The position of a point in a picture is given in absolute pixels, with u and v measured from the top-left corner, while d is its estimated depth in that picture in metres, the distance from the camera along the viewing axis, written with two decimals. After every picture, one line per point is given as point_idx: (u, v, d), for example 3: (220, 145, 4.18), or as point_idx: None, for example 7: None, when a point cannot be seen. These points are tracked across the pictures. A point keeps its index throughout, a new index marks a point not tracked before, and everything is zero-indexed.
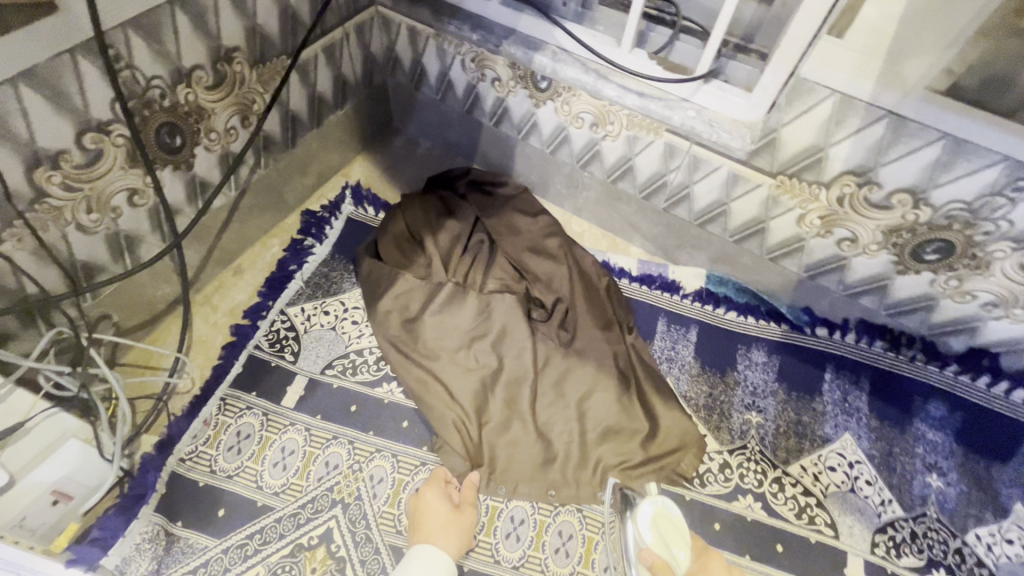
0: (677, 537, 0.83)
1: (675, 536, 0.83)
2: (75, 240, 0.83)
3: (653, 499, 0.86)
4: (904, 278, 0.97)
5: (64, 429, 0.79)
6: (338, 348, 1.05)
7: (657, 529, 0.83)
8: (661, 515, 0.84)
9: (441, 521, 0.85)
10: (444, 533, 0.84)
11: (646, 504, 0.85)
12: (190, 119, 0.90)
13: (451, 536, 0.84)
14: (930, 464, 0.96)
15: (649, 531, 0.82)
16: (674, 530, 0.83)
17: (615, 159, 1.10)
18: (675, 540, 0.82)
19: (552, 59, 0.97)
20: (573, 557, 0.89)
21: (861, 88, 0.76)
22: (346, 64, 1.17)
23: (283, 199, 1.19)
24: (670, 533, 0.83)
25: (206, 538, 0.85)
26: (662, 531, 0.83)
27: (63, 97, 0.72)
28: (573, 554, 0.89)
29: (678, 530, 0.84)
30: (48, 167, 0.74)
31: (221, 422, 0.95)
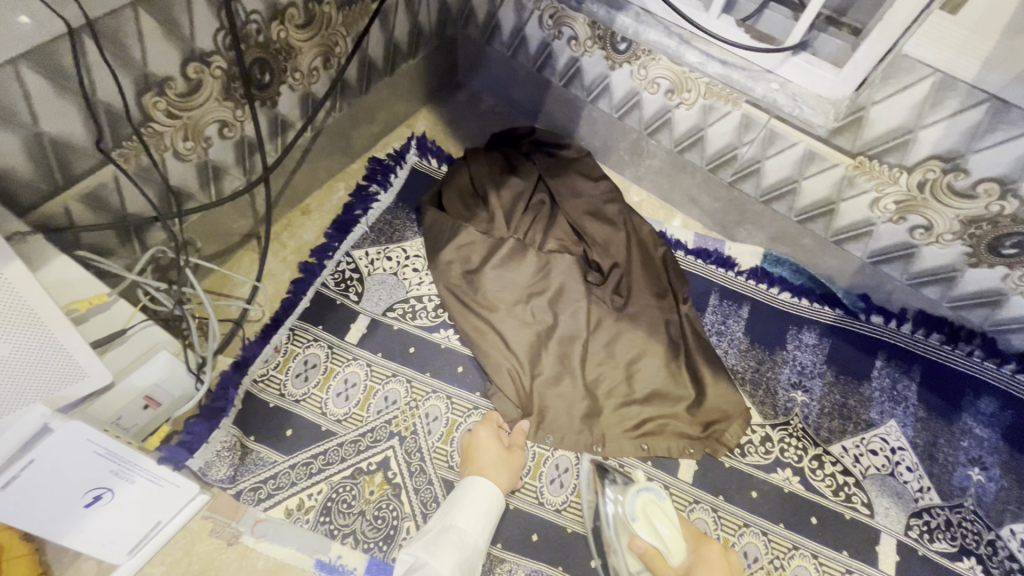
0: (665, 521, 0.88)
1: (663, 518, 0.88)
2: (171, 165, 0.87)
3: (642, 487, 0.90)
4: (975, 271, 0.95)
5: (154, 342, 0.84)
6: (398, 293, 1.09)
7: (646, 514, 0.88)
8: (650, 502, 0.89)
9: (492, 455, 0.91)
10: (495, 468, 0.89)
11: (636, 493, 0.89)
12: (279, 56, 0.92)
13: (501, 471, 0.90)
14: (973, 457, 0.97)
15: (638, 520, 0.88)
16: (662, 513, 0.88)
17: (687, 128, 1.09)
18: (662, 523, 0.87)
19: (636, 20, 0.94)
20: None
21: (966, 69, 0.74)
22: (422, 12, 1.17)
23: (352, 145, 1.22)
24: (657, 516, 0.88)
25: (276, 454, 0.93)
26: (650, 515, 0.88)
27: (174, 24, 0.75)
28: None
29: (665, 512, 0.88)
30: (155, 93, 0.78)
31: (290, 350, 1.01)
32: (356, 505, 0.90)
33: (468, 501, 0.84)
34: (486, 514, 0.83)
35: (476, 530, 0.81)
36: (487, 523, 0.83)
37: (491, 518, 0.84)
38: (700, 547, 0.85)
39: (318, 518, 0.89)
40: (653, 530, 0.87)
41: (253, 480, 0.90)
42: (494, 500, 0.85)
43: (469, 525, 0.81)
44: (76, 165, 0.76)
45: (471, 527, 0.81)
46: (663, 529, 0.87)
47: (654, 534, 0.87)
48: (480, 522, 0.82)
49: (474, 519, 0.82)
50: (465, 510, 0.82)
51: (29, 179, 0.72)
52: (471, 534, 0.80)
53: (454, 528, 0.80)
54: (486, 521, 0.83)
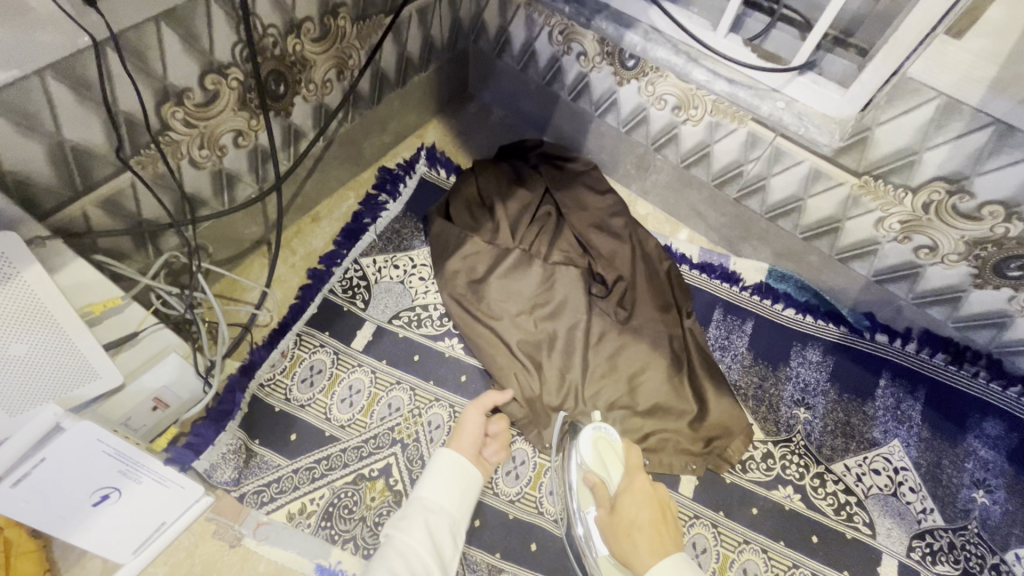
0: (614, 457, 0.86)
1: (613, 455, 0.86)
2: (187, 173, 0.89)
3: (595, 425, 0.88)
4: (980, 292, 0.95)
5: (165, 344, 0.86)
6: (404, 301, 1.11)
7: (597, 448, 0.86)
8: (602, 439, 0.87)
9: (454, 428, 0.93)
10: (457, 436, 0.91)
11: (588, 429, 0.87)
12: (294, 69, 0.95)
13: (464, 437, 0.91)
14: (978, 480, 0.96)
15: (590, 454, 0.86)
16: (614, 450, 0.86)
17: (693, 144, 1.10)
18: (612, 460, 0.85)
19: (644, 38, 0.97)
20: None
21: (971, 93, 0.74)
22: (435, 26, 1.20)
23: (362, 154, 1.25)
24: (608, 452, 0.86)
25: (280, 458, 0.94)
26: (602, 452, 0.86)
27: (194, 38, 0.77)
28: None
29: (616, 452, 0.86)
30: (174, 102, 0.80)
31: (297, 355, 1.03)
32: (357, 511, 0.91)
33: (431, 472, 0.85)
34: (453, 481, 0.84)
35: (444, 497, 0.82)
36: (456, 488, 0.84)
37: (461, 482, 0.85)
38: (638, 473, 0.82)
39: (319, 523, 0.90)
40: (602, 464, 0.85)
41: (257, 483, 0.91)
42: (460, 466, 0.86)
43: (436, 494, 0.83)
44: (96, 172, 0.78)
45: (438, 495, 0.82)
46: (612, 462, 0.85)
47: (603, 469, 0.85)
48: (446, 489, 0.83)
49: (440, 488, 0.83)
50: (428, 481, 0.84)
51: (51, 185, 0.74)
52: (439, 503, 0.82)
53: (420, 500, 0.82)
54: (454, 487, 0.84)
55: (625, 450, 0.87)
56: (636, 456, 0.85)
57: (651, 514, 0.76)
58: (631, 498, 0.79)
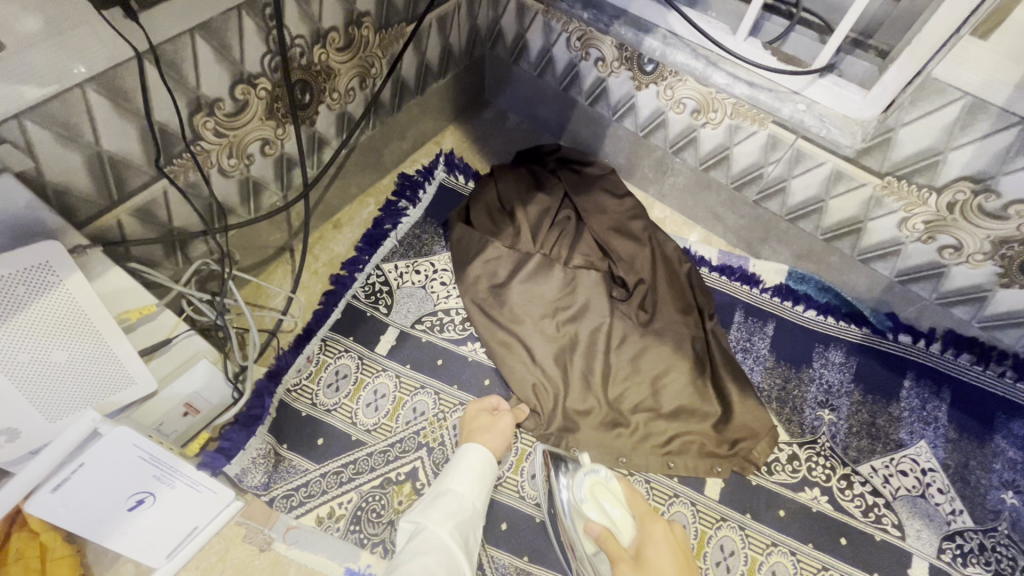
0: (611, 497, 0.84)
1: (610, 497, 0.84)
2: (216, 182, 0.91)
3: (589, 468, 0.88)
4: (1006, 291, 0.95)
5: (196, 350, 0.87)
6: (427, 306, 1.12)
7: (594, 494, 0.85)
8: (597, 485, 0.86)
9: (482, 424, 0.94)
10: (486, 434, 0.92)
11: (582, 475, 0.87)
12: (320, 78, 0.97)
13: (493, 436, 0.92)
14: (1006, 481, 0.96)
15: (588, 501, 0.84)
16: (613, 495, 0.85)
17: (712, 147, 1.10)
18: (611, 501, 0.84)
19: (663, 42, 0.98)
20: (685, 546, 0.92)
21: (998, 92, 0.75)
22: (453, 34, 1.21)
23: (382, 161, 1.26)
24: (605, 496, 0.84)
25: (308, 462, 0.95)
26: (599, 496, 0.84)
27: (226, 49, 0.78)
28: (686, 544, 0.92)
29: (613, 493, 0.85)
30: (206, 112, 0.82)
31: (322, 360, 1.04)
32: (385, 515, 0.91)
33: (461, 468, 0.87)
34: (480, 477, 0.87)
35: (471, 491, 0.85)
36: (483, 486, 0.86)
37: (486, 482, 0.87)
38: (647, 519, 0.81)
39: (348, 527, 0.90)
40: (603, 512, 0.83)
41: (286, 488, 0.92)
42: (486, 463, 0.89)
43: (465, 489, 0.85)
44: (130, 181, 0.80)
45: (466, 490, 0.85)
46: (613, 508, 0.83)
47: (604, 515, 0.83)
48: (474, 484, 0.86)
49: (469, 483, 0.85)
50: (458, 475, 0.86)
51: (88, 195, 0.76)
52: (467, 497, 0.84)
53: (450, 492, 0.84)
54: (480, 482, 0.86)
55: (624, 496, 0.85)
56: (638, 502, 0.85)
57: (672, 559, 0.73)
58: (649, 546, 0.76)
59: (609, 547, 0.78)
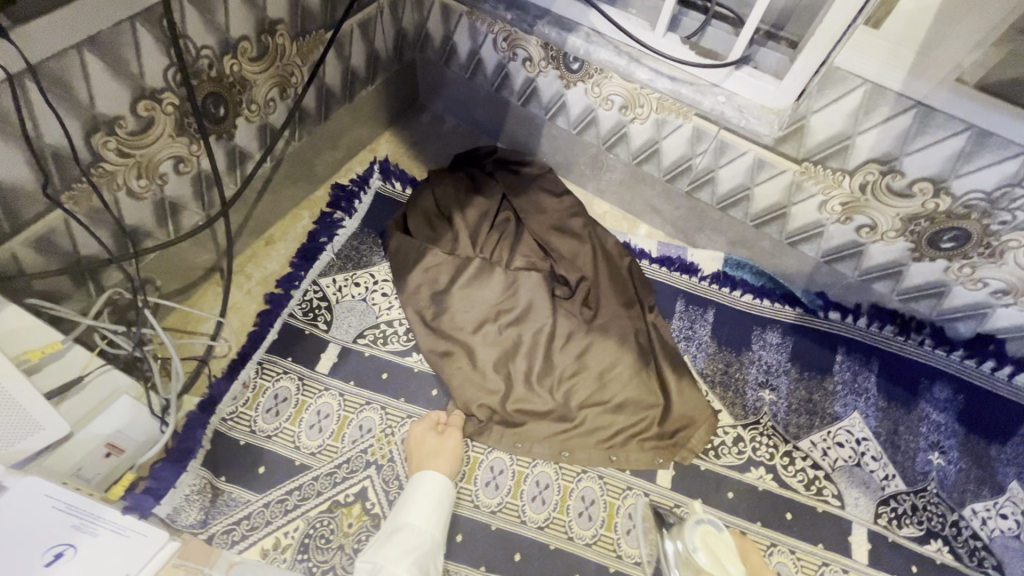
0: (727, 552, 0.79)
1: (726, 552, 0.79)
2: (125, 205, 0.86)
3: (698, 518, 0.82)
4: (918, 265, 1.00)
5: (115, 387, 0.82)
6: (368, 319, 1.08)
7: (706, 547, 0.79)
8: (708, 533, 0.81)
9: (431, 448, 0.92)
10: (436, 459, 0.90)
11: (691, 524, 0.81)
12: (234, 90, 0.92)
13: (444, 459, 0.91)
14: (933, 443, 1.02)
15: (702, 554, 0.79)
16: (724, 545, 0.80)
17: (642, 142, 1.12)
18: (727, 557, 0.78)
19: (586, 41, 0.99)
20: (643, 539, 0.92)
21: (894, 78, 0.78)
22: (379, 39, 1.19)
23: (313, 172, 1.22)
24: (720, 550, 0.79)
25: (249, 493, 0.90)
26: (713, 550, 0.79)
27: (122, 63, 0.74)
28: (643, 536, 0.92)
29: (727, 548, 0.80)
30: (105, 132, 0.77)
31: (259, 385, 0.99)
32: (334, 540, 0.88)
33: (418, 498, 0.85)
34: (437, 506, 0.85)
35: (429, 522, 0.82)
36: (441, 514, 0.84)
37: (443, 509, 0.85)
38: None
39: (295, 556, 0.86)
40: (719, 565, 0.78)
41: (226, 522, 0.87)
42: (443, 490, 0.87)
43: (422, 521, 0.82)
44: (24, 212, 0.74)
45: (423, 521, 0.82)
46: (730, 559, 0.78)
47: (719, 569, 0.77)
48: (431, 513, 0.83)
49: (426, 514, 0.83)
50: (415, 508, 0.83)
51: None
52: (425, 528, 0.81)
53: (407, 526, 0.81)
54: (438, 511, 0.84)
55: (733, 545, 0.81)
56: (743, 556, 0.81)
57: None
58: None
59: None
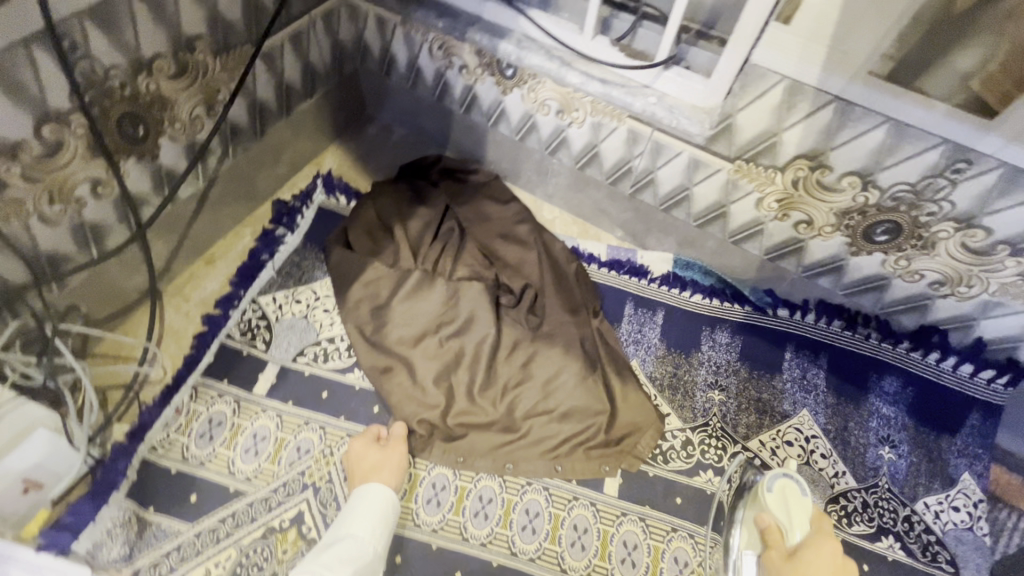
0: (798, 510, 0.84)
1: (798, 511, 0.84)
2: (38, 231, 0.83)
3: (785, 473, 0.88)
4: (857, 259, 0.99)
5: (31, 419, 0.82)
6: (309, 337, 1.06)
7: (784, 499, 0.85)
8: (787, 488, 0.86)
9: (372, 460, 0.90)
10: (377, 472, 0.88)
11: (776, 472, 0.88)
12: (152, 109, 0.90)
13: (387, 470, 0.88)
14: (883, 437, 1.01)
15: (772, 497, 0.85)
16: (801, 506, 0.85)
17: (582, 146, 1.11)
18: (796, 513, 0.84)
19: (518, 46, 0.99)
20: (589, 550, 0.90)
21: (810, 73, 0.77)
22: (315, 52, 1.17)
23: (253, 189, 1.20)
24: (793, 505, 0.84)
25: (179, 523, 0.87)
26: (788, 502, 0.85)
27: (18, 86, 0.71)
28: (588, 547, 0.91)
29: (803, 508, 0.84)
30: (7, 158, 0.74)
31: (193, 410, 0.96)
32: (268, 567, 0.86)
33: (362, 510, 0.82)
34: (381, 518, 0.82)
35: (373, 534, 0.80)
36: (384, 527, 0.82)
37: (387, 522, 0.83)
38: (822, 535, 0.81)
39: None
40: (785, 514, 0.84)
41: (153, 556, 0.84)
42: (387, 502, 0.85)
43: (365, 533, 0.80)
44: None
45: (366, 533, 0.79)
46: (798, 516, 0.84)
47: (785, 519, 0.84)
48: (375, 525, 0.81)
49: (369, 526, 0.81)
50: (361, 519, 0.81)
51: None
52: (367, 540, 0.79)
53: (349, 538, 0.78)
54: (381, 524, 0.82)
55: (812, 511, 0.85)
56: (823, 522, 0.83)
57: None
58: (814, 553, 0.77)
59: (774, 544, 0.81)
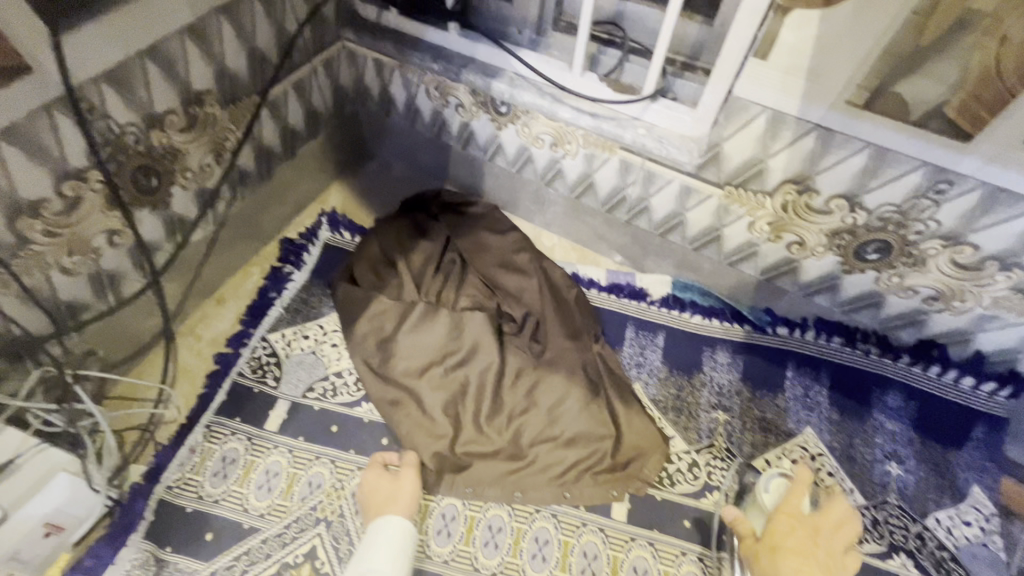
0: (795, 508, 0.86)
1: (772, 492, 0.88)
2: (58, 282, 0.87)
3: (782, 474, 0.90)
4: (851, 277, 1.01)
5: (53, 465, 0.82)
6: (317, 372, 1.09)
7: (779, 497, 0.87)
8: (782, 486, 0.88)
9: (385, 492, 0.90)
10: (391, 505, 0.88)
11: (772, 473, 0.90)
12: (164, 160, 0.94)
13: (401, 501, 0.88)
14: (889, 453, 1.01)
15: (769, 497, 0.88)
16: (798, 504, 0.87)
17: (576, 176, 1.15)
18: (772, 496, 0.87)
19: (510, 85, 1.03)
20: None
21: (789, 104, 0.81)
22: (316, 97, 1.22)
23: (261, 230, 1.24)
24: (791, 504, 0.86)
25: (195, 562, 0.89)
26: (785, 500, 0.87)
27: (41, 149, 0.76)
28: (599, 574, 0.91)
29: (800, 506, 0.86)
30: (30, 216, 0.78)
31: (207, 449, 0.99)
32: None
33: (380, 543, 0.82)
34: (400, 549, 0.82)
35: (393, 566, 0.79)
36: (403, 558, 0.81)
37: (406, 553, 0.82)
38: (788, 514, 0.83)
39: None
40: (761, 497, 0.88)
41: None
42: (404, 533, 0.84)
43: (385, 565, 0.79)
44: None
45: (386, 566, 0.79)
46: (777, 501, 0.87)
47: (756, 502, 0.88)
48: (394, 557, 0.80)
49: (388, 559, 0.80)
50: (379, 552, 0.80)
51: None
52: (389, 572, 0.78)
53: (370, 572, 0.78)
54: (400, 556, 0.81)
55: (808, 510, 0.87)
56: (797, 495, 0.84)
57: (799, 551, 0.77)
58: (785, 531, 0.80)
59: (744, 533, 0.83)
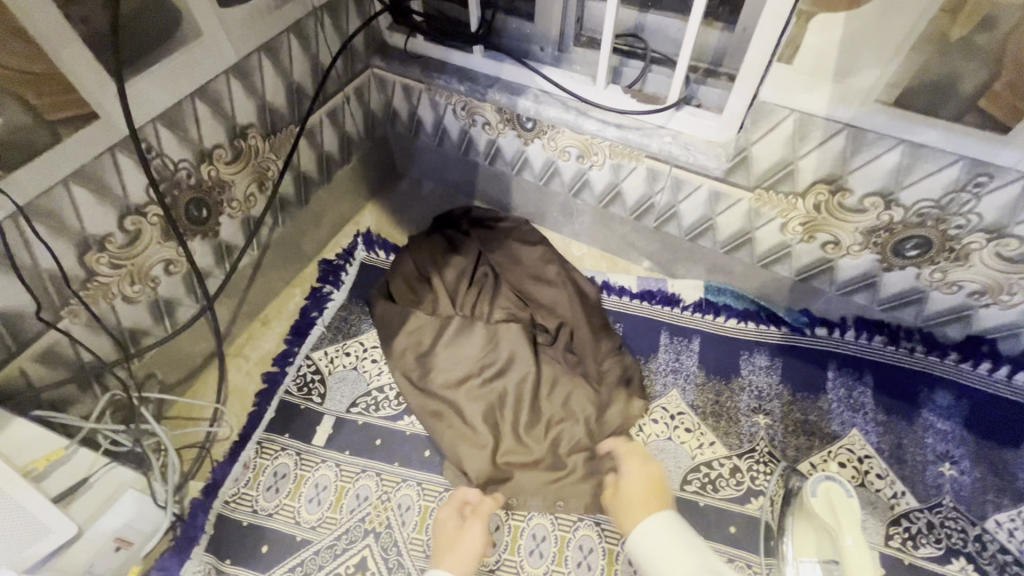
0: (845, 511, 0.81)
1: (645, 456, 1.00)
2: (121, 309, 0.93)
3: (830, 475, 0.87)
4: (890, 274, 1.00)
5: (121, 483, 0.89)
6: (360, 388, 1.12)
7: (829, 501, 0.84)
8: (833, 489, 0.85)
9: (449, 538, 0.90)
10: (449, 555, 0.87)
11: (820, 475, 0.87)
12: (213, 192, 1.00)
13: (459, 553, 0.87)
14: (941, 453, 0.98)
15: (818, 502, 0.85)
16: (849, 507, 0.82)
17: (604, 186, 1.16)
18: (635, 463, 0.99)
19: (535, 102, 1.06)
20: None
21: (818, 104, 0.81)
22: (349, 124, 1.27)
23: (301, 252, 1.29)
24: (841, 506, 0.82)
25: (253, 573, 0.93)
26: (835, 503, 0.83)
27: (106, 187, 0.82)
28: None
29: (854, 511, 0.81)
30: (96, 249, 0.85)
31: (259, 464, 1.03)
32: None
33: None
34: None
35: None
36: None
37: None
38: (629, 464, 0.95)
39: None
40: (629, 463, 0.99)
41: None
42: None
43: None
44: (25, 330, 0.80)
45: None
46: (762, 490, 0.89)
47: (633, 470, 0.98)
48: None
49: None
50: None
51: None
52: None
53: None
54: None
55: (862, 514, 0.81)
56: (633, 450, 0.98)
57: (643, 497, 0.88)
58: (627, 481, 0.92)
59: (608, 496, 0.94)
